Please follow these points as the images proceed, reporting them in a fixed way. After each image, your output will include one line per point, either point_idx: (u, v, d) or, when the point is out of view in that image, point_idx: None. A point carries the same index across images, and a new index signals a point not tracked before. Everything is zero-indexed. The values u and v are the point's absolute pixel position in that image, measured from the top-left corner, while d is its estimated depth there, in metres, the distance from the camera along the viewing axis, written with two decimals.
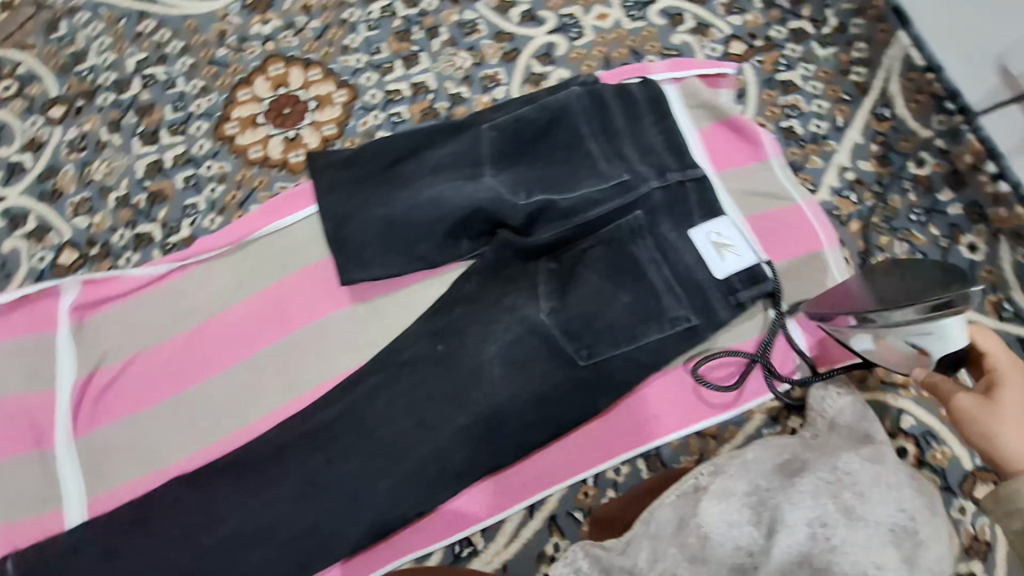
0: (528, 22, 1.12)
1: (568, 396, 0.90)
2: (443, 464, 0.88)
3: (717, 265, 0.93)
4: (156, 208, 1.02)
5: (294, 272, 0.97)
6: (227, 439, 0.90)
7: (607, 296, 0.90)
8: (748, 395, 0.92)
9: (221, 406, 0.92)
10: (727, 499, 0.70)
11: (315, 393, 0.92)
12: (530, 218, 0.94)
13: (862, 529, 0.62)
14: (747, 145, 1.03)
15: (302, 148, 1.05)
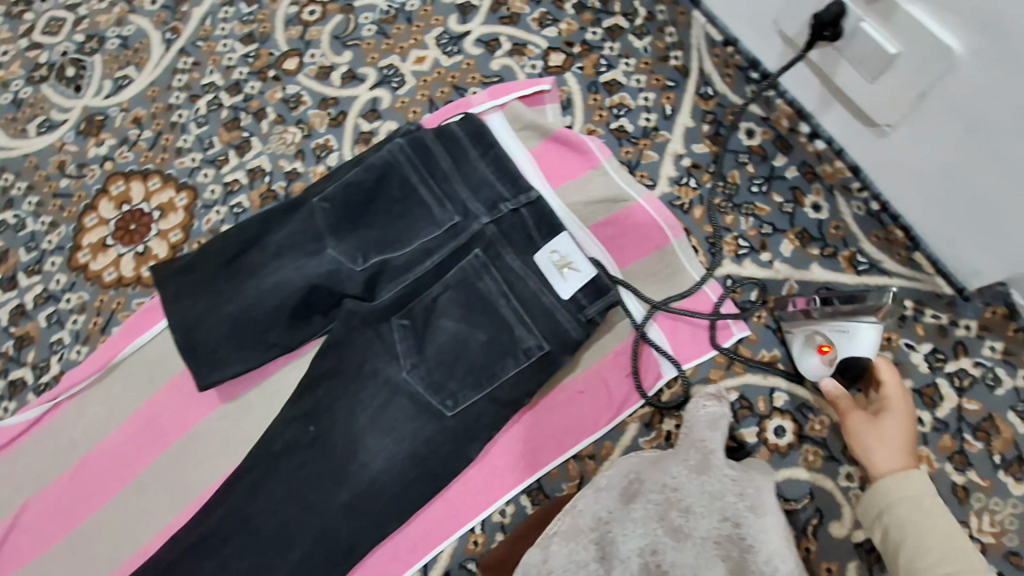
0: (350, 83, 1.14)
1: (440, 449, 0.89)
2: (332, 546, 0.88)
3: (561, 286, 0.90)
4: (25, 351, 1.04)
5: (161, 385, 0.97)
6: (123, 566, 0.91)
7: (461, 341, 0.89)
8: (621, 406, 0.91)
9: (114, 535, 0.93)
10: (577, 537, 0.68)
11: (200, 501, 0.92)
12: (369, 283, 0.95)
13: (689, 547, 0.64)
14: (578, 155, 1.02)
15: (152, 259, 1.06)
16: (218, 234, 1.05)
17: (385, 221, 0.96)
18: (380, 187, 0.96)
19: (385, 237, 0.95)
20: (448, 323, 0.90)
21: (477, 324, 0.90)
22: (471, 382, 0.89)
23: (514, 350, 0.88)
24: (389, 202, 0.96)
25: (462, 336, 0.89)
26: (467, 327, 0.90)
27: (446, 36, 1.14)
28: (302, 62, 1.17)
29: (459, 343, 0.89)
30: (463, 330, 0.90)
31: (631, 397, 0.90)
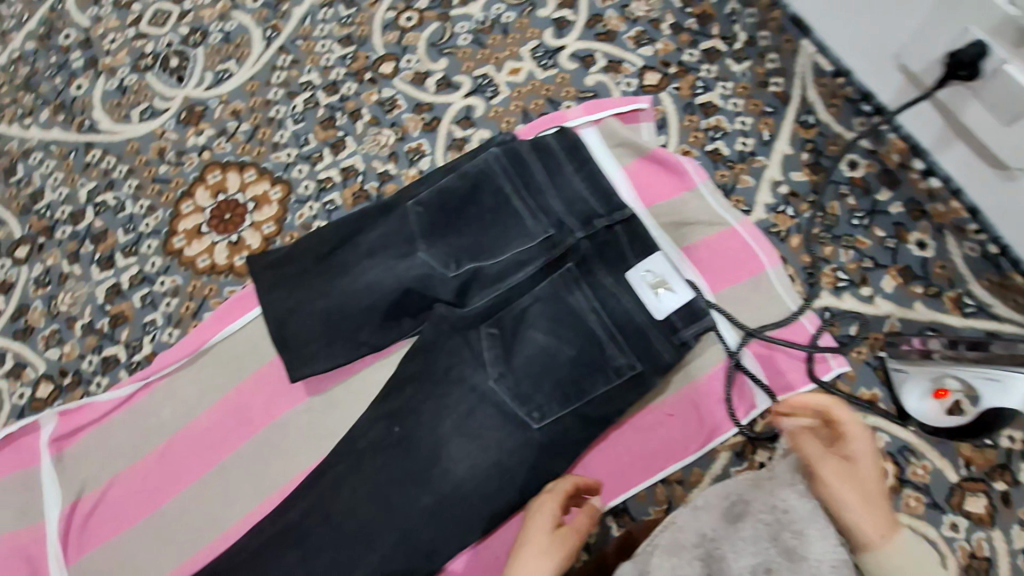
0: (444, 89, 1.15)
1: (526, 461, 0.90)
2: (413, 547, 0.89)
3: (655, 305, 0.90)
4: (119, 329, 1.07)
5: (251, 374, 1.00)
6: (206, 549, 0.93)
7: (549, 355, 0.90)
8: (709, 432, 0.91)
9: (197, 517, 0.95)
10: (678, 555, 0.69)
11: (284, 492, 0.95)
12: (461, 288, 0.95)
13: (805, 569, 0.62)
14: (673, 176, 1.02)
15: (245, 250, 1.09)
16: (312, 230, 1.08)
17: (476, 230, 0.96)
18: (473, 198, 0.97)
19: (475, 245, 0.95)
20: (536, 335, 0.91)
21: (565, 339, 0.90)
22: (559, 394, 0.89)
23: (604, 368, 0.89)
24: (481, 212, 0.97)
25: (550, 349, 0.90)
26: (556, 340, 0.90)
27: (542, 49, 1.15)
28: (397, 66, 1.19)
29: (547, 357, 0.90)
30: (550, 344, 0.90)
31: (721, 425, 0.91)
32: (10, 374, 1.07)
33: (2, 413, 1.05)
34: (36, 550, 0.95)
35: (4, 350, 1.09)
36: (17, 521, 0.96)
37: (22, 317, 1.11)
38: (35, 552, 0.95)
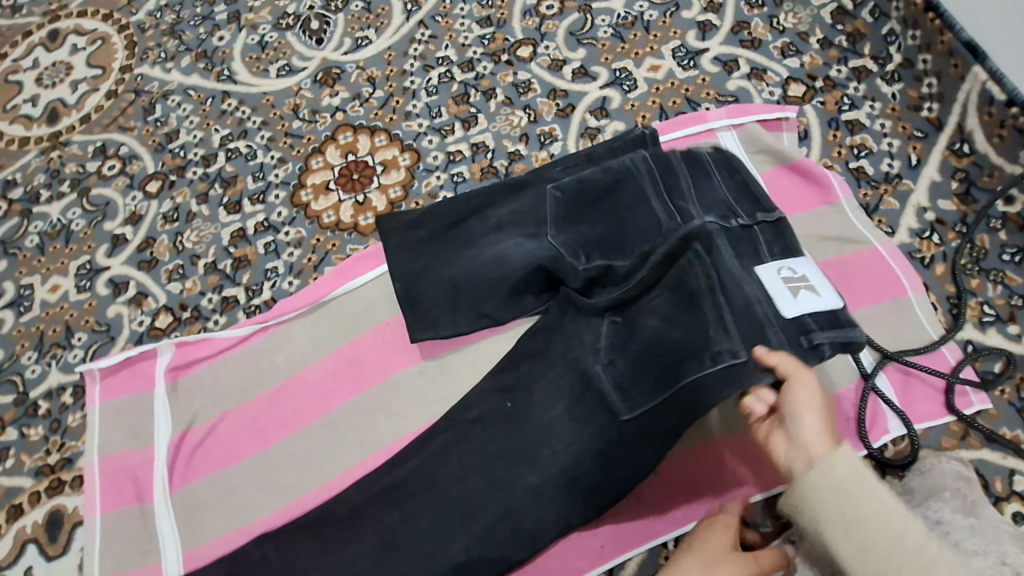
0: (581, 78, 1.16)
1: (632, 451, 0.83)
2: (515, 525, 0.85)
3: (787, 303, 0.80)
4: (240, 272, 1.09)
5: (367, 331, 1.01)
6: (307, 496, 0.94)
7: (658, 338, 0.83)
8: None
9: (302, 463, 0.96)
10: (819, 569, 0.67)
11: (390, 451, 0.95)
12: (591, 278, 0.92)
13: None
14: (814, 188, 1.00)
15: (370, 210, 1.11)
16: (439, 199, 1.10)
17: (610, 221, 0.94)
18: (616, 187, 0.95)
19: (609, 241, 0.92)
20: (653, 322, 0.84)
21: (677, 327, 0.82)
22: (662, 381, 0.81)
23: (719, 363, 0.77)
24: (621, 201, 0.94)
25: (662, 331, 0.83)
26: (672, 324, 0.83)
27: (683, 49, 1.15)
28: (535, 51, 1.20)
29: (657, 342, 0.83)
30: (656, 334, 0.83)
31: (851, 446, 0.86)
32: (131, 302, 1.10)
33: (120, 338, 1.08)
34: (145, 473, 0.97)
35: (126, 278, 1.12)
36: (131, 442, 0.99)
37: (147, 249, 1.14)
38: (143, 475, 0.97)
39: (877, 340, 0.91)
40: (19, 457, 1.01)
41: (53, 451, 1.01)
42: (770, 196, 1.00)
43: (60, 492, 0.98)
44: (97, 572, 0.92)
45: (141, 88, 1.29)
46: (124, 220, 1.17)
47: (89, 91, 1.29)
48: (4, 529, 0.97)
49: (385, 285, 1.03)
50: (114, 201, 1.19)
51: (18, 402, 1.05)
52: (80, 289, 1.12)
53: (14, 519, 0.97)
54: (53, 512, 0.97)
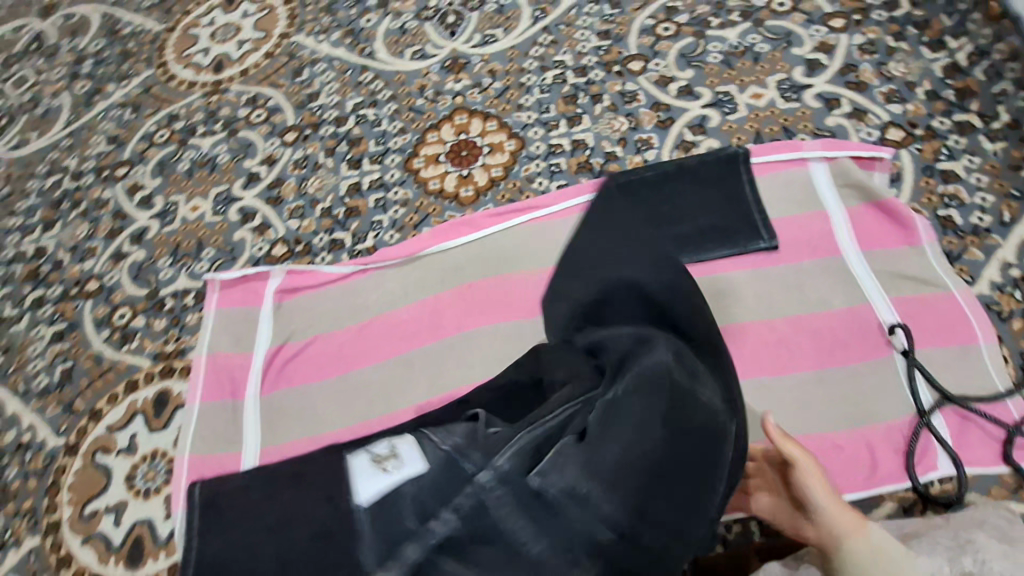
0: (685, 96, 1.24)
1: None
2: None
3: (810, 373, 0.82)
4: (350, 220, 1.23)
5: (452, 288, 1.12)
6: (375, 420, 1.04)
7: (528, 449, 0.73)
8: (883, 479, 0.89)
9: (376, 392, 1.06)
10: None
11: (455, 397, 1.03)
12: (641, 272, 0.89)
13: None
14: (898, 228, 1.03)
15: (472, 184, 1.23)
16: (535, 184, 1.20)
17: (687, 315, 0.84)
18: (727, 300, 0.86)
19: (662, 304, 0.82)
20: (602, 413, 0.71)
21: (659, 497, 0.67)
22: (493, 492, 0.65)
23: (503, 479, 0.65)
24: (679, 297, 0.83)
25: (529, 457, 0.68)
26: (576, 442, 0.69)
27: (788, 83, 1.21)
28: (646, 67, 1.29)
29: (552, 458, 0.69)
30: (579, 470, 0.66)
31: (895, 476, 0.89)
32: (255, 230, 1.26)
33: (241, 259, 1.24)
34: (241, 374, 1.11)
35: (255, 209, 1.28)
36: (234, 346, 1.13)
37: (276, 188, 1.30)
38: (239, 375, 1.11)
39: (942, 382, 0.93)
40: (143, 341, 1.18)
41: (170, 342, 1.17)
42: (852, 230, 1.04)
43: (170, 377, 1.13)
44: (189, 449, 1.05)
45: (294, 53, 1.47)
46: (261, 160, 1.34)
47: (252, 50, 1.49)
48: (120, 399, 1.13)
49: (474, 251, 1.14)
50: (256, 143, 1.36)
51: (149, 296, 1.22)
52: (215, 212, 1.30)
53: (130, 392, 1.13)
54: (161, 392, 1.12)
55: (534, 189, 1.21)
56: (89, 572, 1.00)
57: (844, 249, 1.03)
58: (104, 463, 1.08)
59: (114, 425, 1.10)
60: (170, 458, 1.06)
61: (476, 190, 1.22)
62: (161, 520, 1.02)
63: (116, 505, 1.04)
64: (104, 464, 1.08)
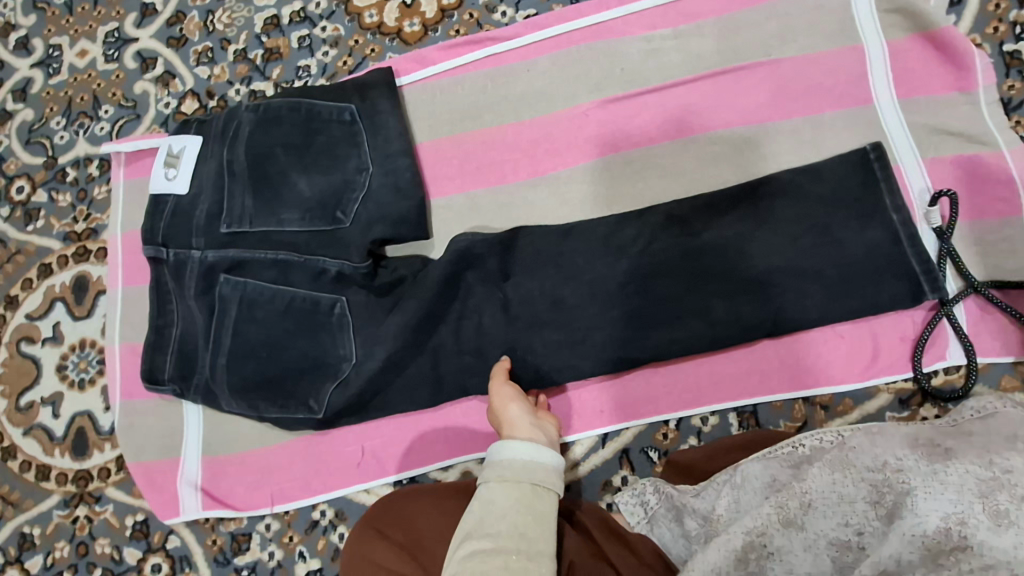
0: None
1: (653, 317, 0.81)
2: (494, 351, 0.83)
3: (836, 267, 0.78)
4: (271, 66, 1.00)
5: (427, 141, 0.93)
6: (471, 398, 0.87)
7: (237, 417, 0.90)
8: (883, 367, 0.79)
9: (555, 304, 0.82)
10: (845, 471, 0.63)
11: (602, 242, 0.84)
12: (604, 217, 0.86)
13: (902, 504, 0.57)
14: (948, 66, 0.83)
15: (418, 16, 0.98)
16: (498, 17, 0.96)
17: (679, 281, 0.80)
18: (881, 244, 0.77)
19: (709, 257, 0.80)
20: (297, 385, 0.85)
21: (259, 188, 0.87)
22: (247, 187, 0.87)
23: (363, 134, 0.89)
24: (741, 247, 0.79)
25: (227, 340, 0.86)
26: (436, 299, 0.83)
27: None
28: None
29: (215, 361, 0.87)
30: (181, 329, 0.89)
31: (898, 365, 0.79)
32: (159, 81, 1.03)
33: (146, 117, 1.03)
34: None
35: (154, 54, 1.04)
36: None
37: (177, 25, 1.05)
38: None
39: (979, 259, 0.79)
40: (49, 220, 1.02)
41: (79, 220, 1.01)
42: (890, 70, 0.84)
43: (85, 260, 1.00)
44: (118, 339, 0.95)
45: None
46: None
47: None
48: (36, 284, 1.00)
49: (426, 103, 0.94)
50: None
51: (47, 166, 1.04)
52: (107, 59, 1.06)
53: (45, 278, 1.00)
54: (79, 277, 1.00)
55: (495, 21, 0.97)
56: (37, 461, 0.95)
57: (877, 98, 0.84)
58: (31, 354, 0.99)
59: (35, 314, 1.00)
60: (100, 347, 0.97)
61: (423, 24, 0.98)
62: (101, 412, 0.95)
63: (52, 397, 0.97)
64: (31, 354, 0.99)
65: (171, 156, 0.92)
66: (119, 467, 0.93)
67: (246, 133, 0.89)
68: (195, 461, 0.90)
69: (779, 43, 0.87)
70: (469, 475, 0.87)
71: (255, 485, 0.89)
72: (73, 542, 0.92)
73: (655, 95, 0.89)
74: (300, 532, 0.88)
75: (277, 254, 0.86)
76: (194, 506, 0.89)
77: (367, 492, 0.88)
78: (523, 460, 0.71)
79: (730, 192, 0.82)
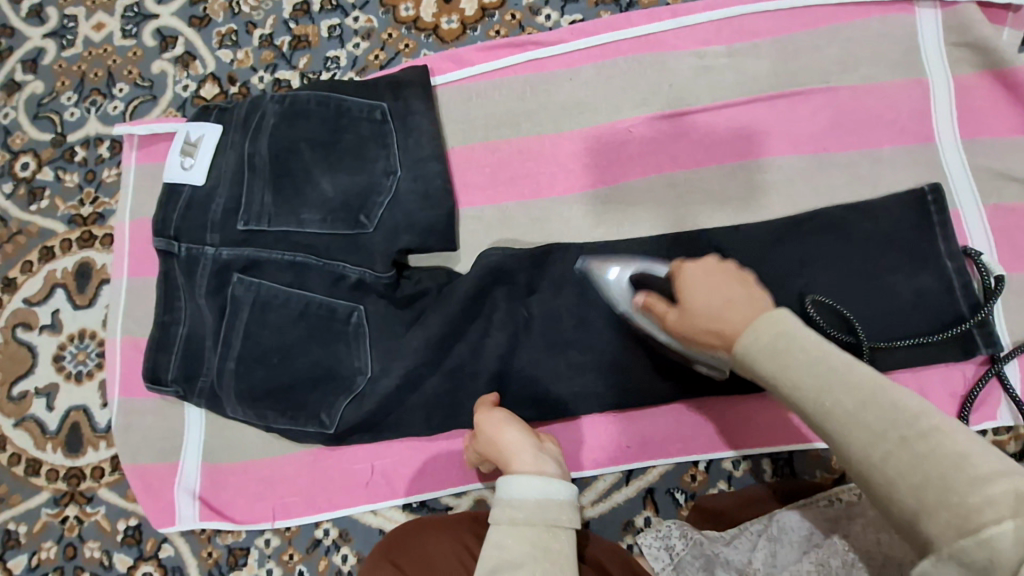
0: None
1: None
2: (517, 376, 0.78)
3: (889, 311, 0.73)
4: (298, 54, 0.95)
5: (459, 147, 0.88)
6: None
7: (242, 425, 0.85)
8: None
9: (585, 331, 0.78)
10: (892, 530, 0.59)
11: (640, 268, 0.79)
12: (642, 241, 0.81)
13: None
14: (1016, 108, 0.78)
15: (457, 13, 0.93)
16: (542, 20, 0.91)
17: None
18: (937, 292, 0.72)
19: None
20: (308, 396, 0.80)
21: (280, 184, 0.82)
22: (268, 183, 0.82)
23: (393, 136, 0.84)
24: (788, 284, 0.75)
25: (237, 344, 0.81)
26: (460, 317, 0.79)
27: None
28: None
29: (223, 364, 0.82)
30: (189, 328, 0.84)
31: None
32: (178, 62, 0.98)
33: (163, 99, 0.97)
34: None
35: (175, 33, 0.99)
36: None
37: (200, 4, 0.99)
38: None
39: None
40: (54, 201, 0.97)
41: (85, 203, 0.96)
42: (955, 107, 0.79)
43: (90, 246, 0.95)
44: (120, 332, 0.90)
45: None
46: None
47: None
48: (36, 268, 0.95)
49: (460, 106, 0.89)
50: None
51: (54, 143, 0.99)
52: (125, 34, 1.00)
53: (46, 262, 0.95)
54: (82, 264, 0.95)
55: (538, 24, 0.92)
56: (27, 455, 0.91)
57: (939, 136, 0.79)
58: (27, 341, 0.94)
59: (33, 299, 0.95)
60: (100, 339, 0.93)
61: (462, 22, 0.93)
62: (98, 408, 0.91)
63: (47, 388, 0.92)
64: (27, 341, 0.94)
65: (188, 144, 0.87)
66: (114, 468, 0.89)
67: (271, 125, 0.84)
68: (194, 467, 0.86)
69: (839, 70, 0.83)
70: (482, 504, 0.83)
71: (257, 497, 0.85)
72: (60, 543, 0.88)
73: (704, 115, 0.84)
74: (301, 550, 0.84)
75: (295, 257, 0.81)
76: (191, 515, 0.85)
77: (374, 514, 0.84)
78: (536, 496, 0.62)
79: (779, 225, 0.77)
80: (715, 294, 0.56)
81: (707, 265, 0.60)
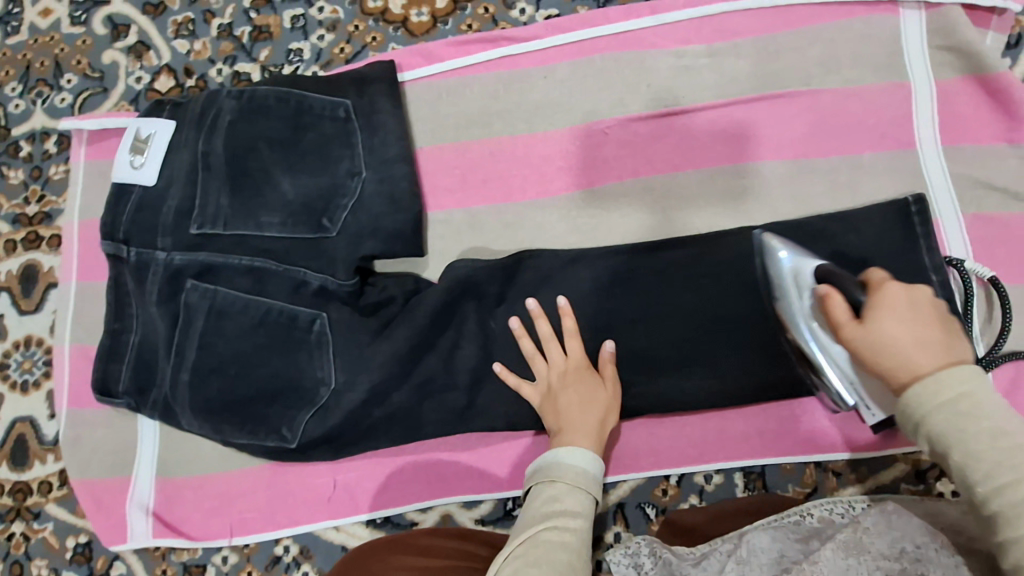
0: None
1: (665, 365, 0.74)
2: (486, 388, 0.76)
3: None
4: (259, 46, 0.90)
5: (428, 147, 0.85)
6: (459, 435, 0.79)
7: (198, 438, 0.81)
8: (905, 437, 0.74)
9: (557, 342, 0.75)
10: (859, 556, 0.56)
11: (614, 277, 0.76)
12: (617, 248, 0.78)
13: None
14: (999, 115, 0.77)
15: (427, 6, 0.89)
16: (516, 14, 0.88)
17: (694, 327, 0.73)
18: None
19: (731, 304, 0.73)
20: (268, 409, 0.76)
21: (238, 185, 0.78)
22: (224, 183, 0.78)
23: (358, 135, 0.80)
24: None
25: (191, 354, 0.77)
26: (427, 326, 0.76)
27: None
28: None
29: (177, 375, 0.77)
30: (142, 336, 0.80)
31: None
32: (131, 51, 0.92)
33: (114, 92, 0.92)
34: None
35: (127, 21, 0.93)
36: None
37: None
38: None
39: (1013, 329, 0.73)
40: None
41: (31, 201, 0.90)
42: (937, 113, 0.77)
43: (36, 247, 0.89)
44: (68, 339, 0.85)
45: None
46: None
47: None
48: None
49: (429, 103, 0.85)
50: None
51: None
52: (73, 21, 0.94)
53: None
54: (28, 266, 0.89)
55: (512, 18, 0.88)
56: None
57: (921, 143, 0.77)
58: None
59: None
60: (48, 347, 0.88)
61: (432, 15, 0.88)
62: (45, 419, 0.86)
63: None
64: None
65: (139, 141, 0.82)
66: (63, 482, 0.84)
67: (228, 121, 0.79)
68: (147, 482, 0.82)
69: (821, 72, 0.80)
70: (448, 519, 0.80)
71: (213, 512, 0.81)
72: (5, 561, 0.83)
73: (682, 117, 0.81)
74: (260, 567, 0.81)
75: (252, 262, 0.77)
76: (143, 532, 0.81)
77: (336, 530, 0.81)
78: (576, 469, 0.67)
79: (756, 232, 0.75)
80: (925, 333, 0.51)
81: (915, 295, 0.54)
